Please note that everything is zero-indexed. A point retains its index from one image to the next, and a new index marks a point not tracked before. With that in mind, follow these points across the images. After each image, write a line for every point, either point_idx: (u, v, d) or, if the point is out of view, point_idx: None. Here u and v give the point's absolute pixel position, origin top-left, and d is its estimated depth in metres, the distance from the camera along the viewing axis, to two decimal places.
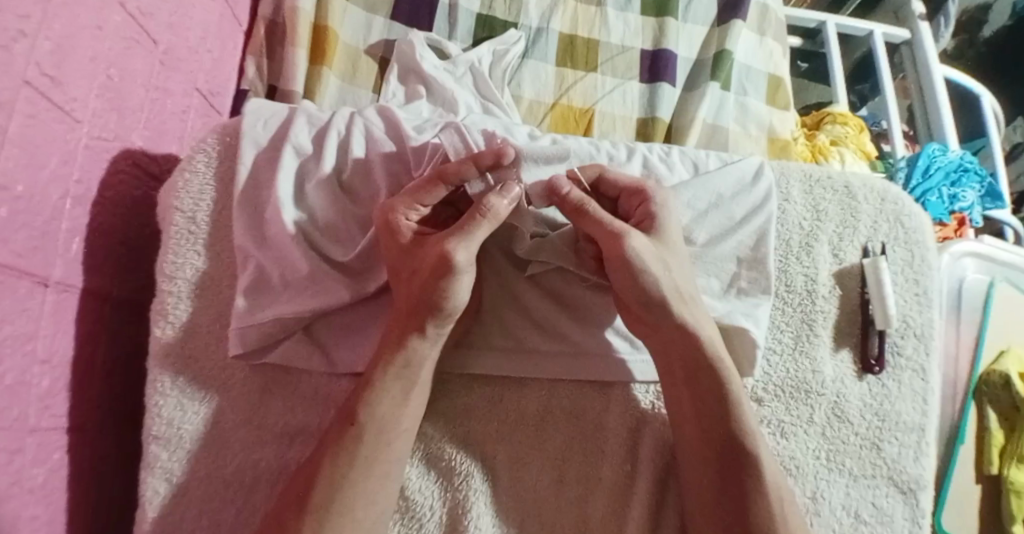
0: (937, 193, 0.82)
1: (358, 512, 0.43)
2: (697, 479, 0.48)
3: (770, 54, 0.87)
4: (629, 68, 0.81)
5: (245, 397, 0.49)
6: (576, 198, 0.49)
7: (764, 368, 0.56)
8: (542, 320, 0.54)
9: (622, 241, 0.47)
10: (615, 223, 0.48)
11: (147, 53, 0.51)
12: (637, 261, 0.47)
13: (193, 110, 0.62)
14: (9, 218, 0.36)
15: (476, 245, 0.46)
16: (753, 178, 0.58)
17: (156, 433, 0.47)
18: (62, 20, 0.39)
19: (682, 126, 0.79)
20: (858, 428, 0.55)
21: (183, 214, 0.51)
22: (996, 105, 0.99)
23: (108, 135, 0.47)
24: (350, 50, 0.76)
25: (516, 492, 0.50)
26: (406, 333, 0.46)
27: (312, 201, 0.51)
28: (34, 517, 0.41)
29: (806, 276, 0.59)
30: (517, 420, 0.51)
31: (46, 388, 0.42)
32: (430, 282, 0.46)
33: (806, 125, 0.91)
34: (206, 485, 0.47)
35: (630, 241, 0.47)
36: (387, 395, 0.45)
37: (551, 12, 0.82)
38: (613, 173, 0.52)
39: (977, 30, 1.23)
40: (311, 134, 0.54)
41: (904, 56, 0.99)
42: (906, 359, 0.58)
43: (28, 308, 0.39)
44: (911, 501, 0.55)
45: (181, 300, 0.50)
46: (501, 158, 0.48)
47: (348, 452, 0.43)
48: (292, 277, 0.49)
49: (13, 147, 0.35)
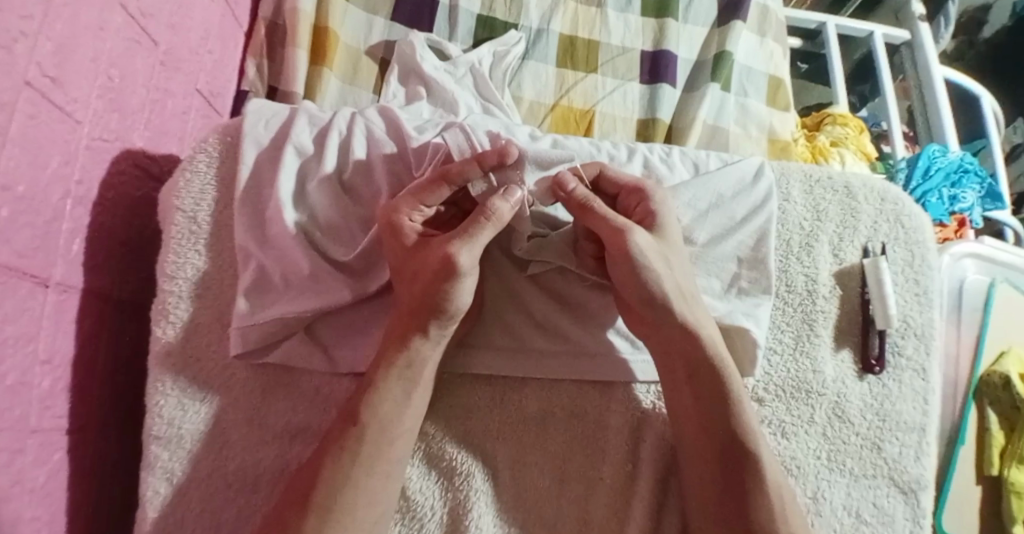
0: (937, 193, 0.82)
1: (359, 512, 0.43)
2: (698, 479, 0.48)
3: (770, 55, 0.87)
4: (629, 69, 0.82)
5: (246, 397, 0.49)
6: (580, 195, 0.49)
7: (765, 368, 0.56)
8: (543, 320, 0.54)
9: (626, 237, 0.47)
10: (619, 219, 0.48)
11: (147, 54, 0.51)
12: (640, 256, 0.48)
13: (193, 111, 0.62)
14: (10, 219, 0.36)
15: (479, 247, 0.47)
16: (754, 178, 0.58)
17: (156, 433, 0.47)
18: (63, 21, 0.39)
19: (682, 127, 0.79)
20: (859, 428, 0.55)
21: (184, 214, 0.51)
22: (996, 105, 0.99)
23: (109, 136, 0.47)
24: (350, 51, 0.76)
25: (517, 492, 0.50)
26: (409, 333, 0.46)
27: (314, 202, 0.51)
28: (34, 518, 0.41)
29: (806, 276, 0.59)
30: (518, 420, 0.51)
31: (47, 388, 0.42)
32: (433, 285, 0.46)
33: (806, 126, 0.91)
34: (206, 485, 0.47)
35: (633, 237, 0.47)
36: (389, 395, 0.45)
37: (551, 13, 0.82)
38: (614, 172, 0.53)
39: (977, 31, 1.23)
40: (312, 135, 0.54)
41: (904, 57, 0.99)
42: (907, 359, 0.59)
43: (29, 309, 0.39)
44: (912, 501, 0.55)
45: (181, 300, 0.50)
46: (504, 158, 0.48)
47: (350, 452, 0.43)
48: (293, 277, 0.49)
49: (14, 147, 0.35)
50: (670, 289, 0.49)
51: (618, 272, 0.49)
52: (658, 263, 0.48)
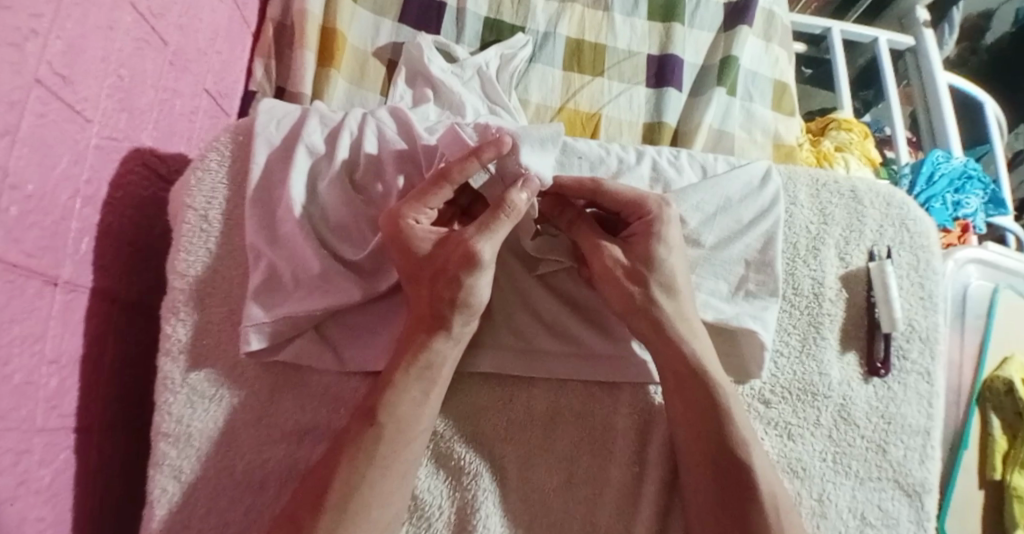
0: (941, 199, 0.83)
1: (372, 511, 0.43)
2: (704, 484, 0.48)
3: (775, 61, 0.88)
4: (635, 74, 0.82)
5: (257, 395, 0.49)
6: (569, 213, 0.53)
7: (771, 369, 0.56)
8: (553, 321, 0.54)
9: (604, 258, 0.50)
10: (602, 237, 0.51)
11: (157, 54, 0.51)
12: (619, 272, 0.50)
13: (202, 111, 0.62)
14: (19, 218, 0.36)
15: (500, 241, 0.47)
16: (761, 183, 0.58)
17: (166, 430, 0.47)
18: (75, 21, 0.39)
19: (688, 132, 0.80)
20: (864, 431, 0.56)
21: (195, 212, 0.51)
22: (1000, 111, 1.00)
23: (119, 136, 0.48)
24: (358, 52, 0.77)
25: (526, 492, 0.50)
26: (432, 332, 0.47)
27: (325, 200, 0.52)
28: (40, 518, 0.41)
29: (813, 279, 0.60)
30: (526, 420, 0.52)
31: (54, 387, 0.42)
32: (452, 280, 0.47)
33: (811, 132, 0.92)
34: (216, 483, 0.47)
35: (609, 258, 0.50)
36: (406, 394, 0.46)
37: (558, 17, 0.83)
38: (612, 188, 0.51)
39: (980, 38, 1.24)
40: (323, 135, 0.54)
41: (909, 63, 1.00)
42: (912, 363, 0.59)
43: (37, 308, 0.39)
44: (917, 504, 0.55)
45: (191, 297, 0.50)
46: (501, 149, 0.47)
47: (366, 451, 0.44)
48: (304, 277, 0.49)
49: (24, 146, 0.35)
50: (669, 312, 0.50)
51: (608, 289, 0.50)
52: (650, 279, 0.50)
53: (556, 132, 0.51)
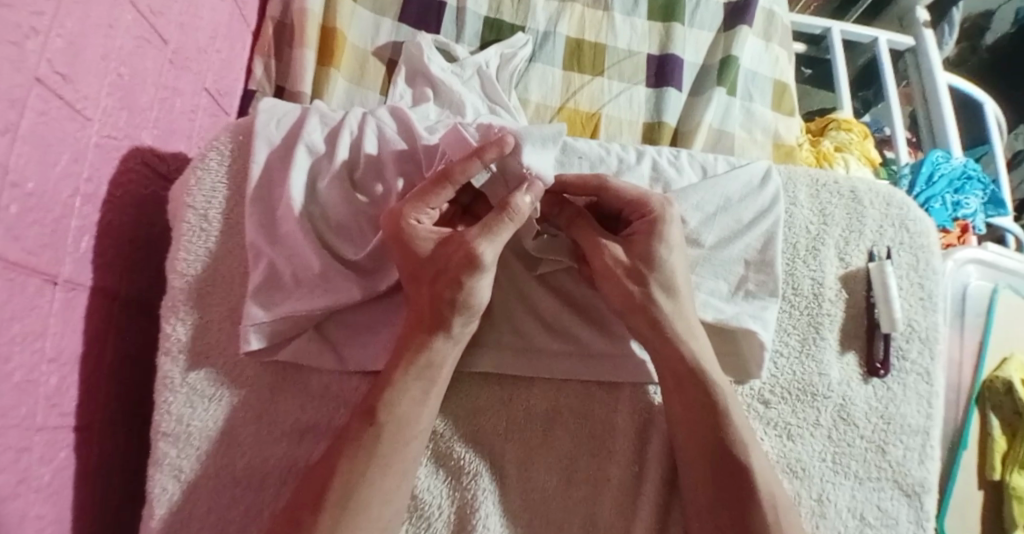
0: (941, 200, 0.83)
1: (372, 511, 0.43)
2: (704, 484, 0.48)
3: (775, 61, 0.88)
4: (635, 73, 0.82)
5: (257, 395, 0.49)
6: (570, 210, 0.52)
7: (771, 370, 0.56)
8: (552, 321, 0.54)
9: (604, 257, 0.50)
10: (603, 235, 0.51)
11: (157, 53, 0.51)
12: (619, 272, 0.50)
13: (202, 110, 0.62)
14: (19, 216, 0.36)
15: (502, 243, 0.47)
16: (761, 183, 0.58)
17: (166, 430, 0.47)
18: (75, 19, 0.39)
19: (688, 132, 0.80)
20: (864, 431, 0.56)
21: (195, 211, 0.51)
22: (999, 111, 1.00)
23: (119, 134, 0.47)
24: (358, 51, 0.77)
25: (525, 491, 0.50)
26: (432, 332, 0.47)
27: (325, 199, 0.52)
28: (40, 516, 0.41)
29: (813, 280, 0.60)
30: (526, 420, 0.52)
31: (54, 385, 0.42)
32: (453, 280, 0.46)
33: (811, 132, 0.92)
34: (215, 482, 0.47)
35: (610, 257, 0.50)
36: (407, 393, 0.46)
37: (558, 16, 0.83)
38: (615, 185, 0.51)
39: (979, 38, 1.24)
40: (323, 135, 0.54)
41: (908, 63, 1.00)
42: (911, 363, 0.59)
43: (38, 306, 0.39)
44: (916, 504, 0.55)
45: (190, 296, 0.50)
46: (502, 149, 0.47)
47: (366, 449, 0.44)
48: (304, 276, 0.49)
49: (25, 144, 0.35)
50: (668, 311, 0.50)
51: (608, 288, 0.50)
52: (651, 278, 0.50)
53: (558, 131, 0.50)
